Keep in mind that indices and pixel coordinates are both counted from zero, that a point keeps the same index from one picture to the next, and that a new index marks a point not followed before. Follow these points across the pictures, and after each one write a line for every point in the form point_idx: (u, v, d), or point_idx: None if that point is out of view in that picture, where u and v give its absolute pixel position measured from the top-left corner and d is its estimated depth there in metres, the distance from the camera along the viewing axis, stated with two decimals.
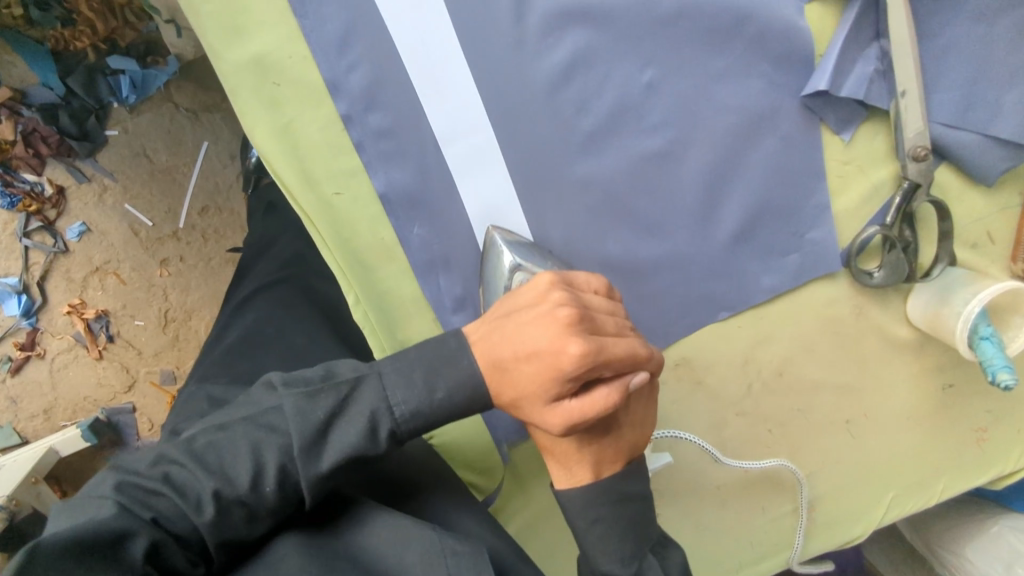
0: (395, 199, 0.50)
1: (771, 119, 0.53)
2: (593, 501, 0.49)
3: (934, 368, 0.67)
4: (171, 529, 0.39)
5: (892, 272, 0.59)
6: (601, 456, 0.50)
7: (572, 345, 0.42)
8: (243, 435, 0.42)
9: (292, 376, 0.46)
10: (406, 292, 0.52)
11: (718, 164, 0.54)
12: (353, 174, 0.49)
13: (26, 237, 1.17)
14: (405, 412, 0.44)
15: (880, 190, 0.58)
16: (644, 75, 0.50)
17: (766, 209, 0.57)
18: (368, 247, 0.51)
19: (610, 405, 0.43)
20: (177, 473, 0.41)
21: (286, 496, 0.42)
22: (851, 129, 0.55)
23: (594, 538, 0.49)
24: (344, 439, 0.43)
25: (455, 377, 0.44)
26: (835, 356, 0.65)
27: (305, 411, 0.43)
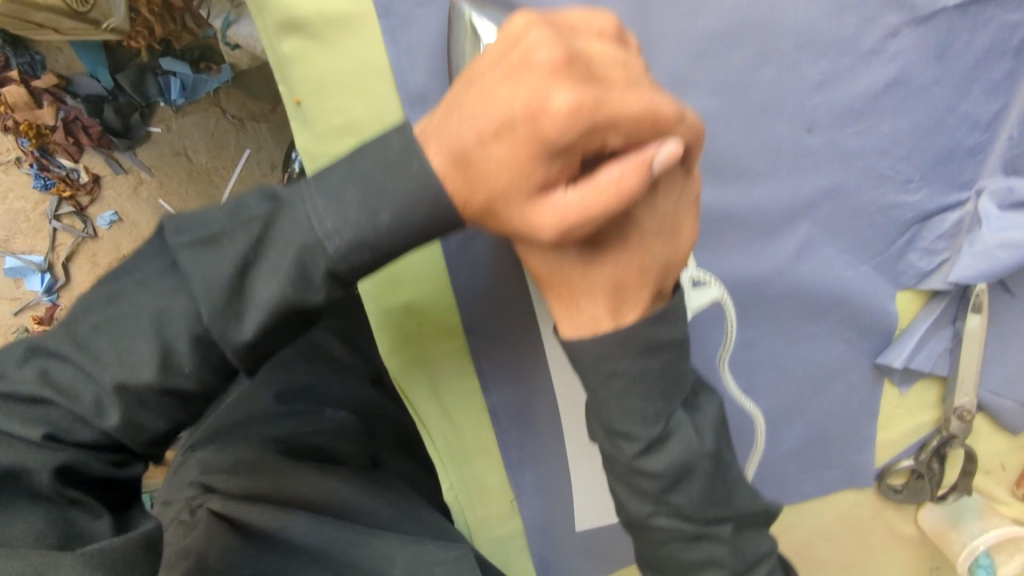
0: (503, 414, 0.56)
1: (842, 373, 0.59)
2: (611, 352, 0.44)
3: (929, 556, 0.75)
4: (78, 438, 0.41)
5: (914, 494, 0.67)
6: (622, 281, 0.45)
7: (557, 100, 0.36)
8: (137, 312, 0.40)
9: (182, 221, 0.40)
10: (495, 479, 0.59)
11: (790, 400, 0.60)
12: (469, 394, 0.55)
13: (57, 220, 1.18)
14: (341, 250, 0.39)
15: (921, 427, 0.64)
16: (746, 333, 0.55)
17: (820, 436, 0.63)
18: (471, 446, 0.57)
19: (625, 183, 0.38)
20: (64, 372, 0.40)
21: (210, 365, 0.41)
22: (910, 382, 0.60)
23: (610, 394, 0.45)
24: (269, 292, 0.39)
25: (403, 191, 0.38)
26: (846, 543, 0.72)
27: (210, 262, 0.39)
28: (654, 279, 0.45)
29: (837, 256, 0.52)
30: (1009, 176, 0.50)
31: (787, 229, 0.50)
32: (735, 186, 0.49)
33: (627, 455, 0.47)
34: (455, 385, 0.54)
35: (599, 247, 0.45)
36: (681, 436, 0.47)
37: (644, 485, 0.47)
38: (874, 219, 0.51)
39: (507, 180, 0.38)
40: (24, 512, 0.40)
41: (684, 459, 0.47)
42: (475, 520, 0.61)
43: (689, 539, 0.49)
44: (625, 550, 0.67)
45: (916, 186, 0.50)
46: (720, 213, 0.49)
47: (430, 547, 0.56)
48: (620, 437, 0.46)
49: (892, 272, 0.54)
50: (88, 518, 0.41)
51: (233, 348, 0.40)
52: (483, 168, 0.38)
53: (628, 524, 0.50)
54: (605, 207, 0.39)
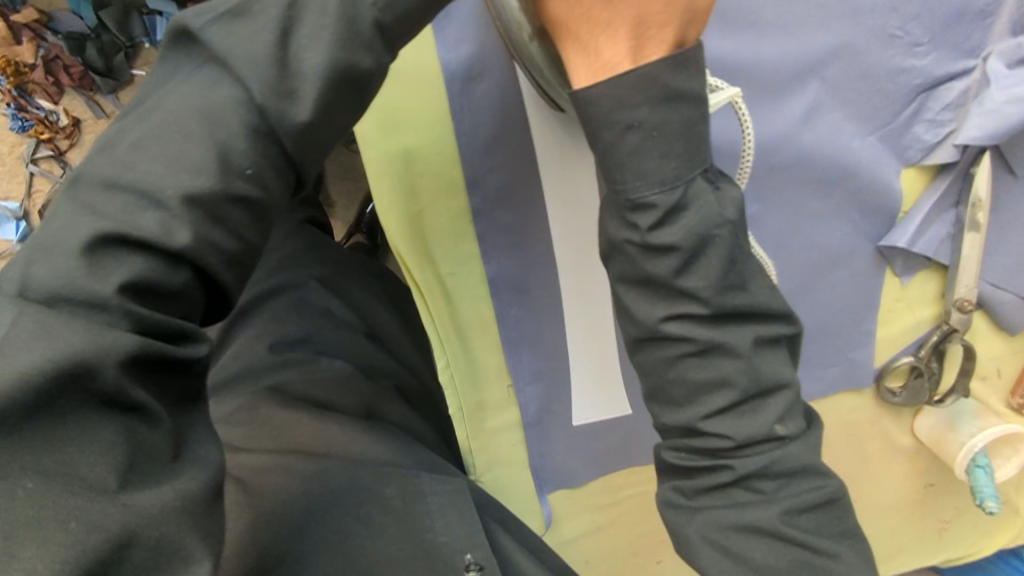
0: (502, 285, 0.55)
1: (846, 258, 0.58)
2: (631, 97, 0.39)
3: (922, 469, 0.75)
4: (146, 296, 0.36)
5: (913, 395, 0.66)
6: (646, 14, 0.39)
7: None
8: (186, 114, 0.37)
9: (207, 6, 0.39)
10: (490, 361, 0.59)
11: (792, 289, 0.59)
12: (468, 260, 0.53)
13: (34, 164, 1.14)
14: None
15: (921, 325, 0.64)
16: (752, 209, 0.54)
17: (822, 331, 0.63)
18: (470, 321, 0.56)
19: None
20: (124, 211, 0.36)
21: (272, 160, 0.38)
22: (912, 274, 0.60)
23: (626, 152, 0.40)
24: (313, 59, 0.37)
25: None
26: (842, 452, 0.72)
27: (251, 30, 0.37)
28: (681, 22, 0.40)
29: (845, 124, 0.52)
30: (1017, 37, 0.50)
31: (795, 91, 0.51)
32: (745, 41, 0.49)
33: (640, 229, 0.41)
34: (453, 250, 0.53)
35: None
36: (699, 202, 0.41)
37: (654, 266, 0.41)
38: (882, 84, 0.51)
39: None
40: (93, 424, 0.34)
41: (705, 225, 0.40)
42: (470, 408, 0.60)
43: (695, 356, 0.43)
44: (622, 450, 0.66)
45: (924, 49, 0.50)
46: (732, 67, 0.49)
47: (425, 479, 0.54)
48: (635, 208, 0.40)
49: (898, 146, 0.54)
50: (150, 428, 0.36)
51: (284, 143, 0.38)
52: None
53: (634, 338, 0.45)
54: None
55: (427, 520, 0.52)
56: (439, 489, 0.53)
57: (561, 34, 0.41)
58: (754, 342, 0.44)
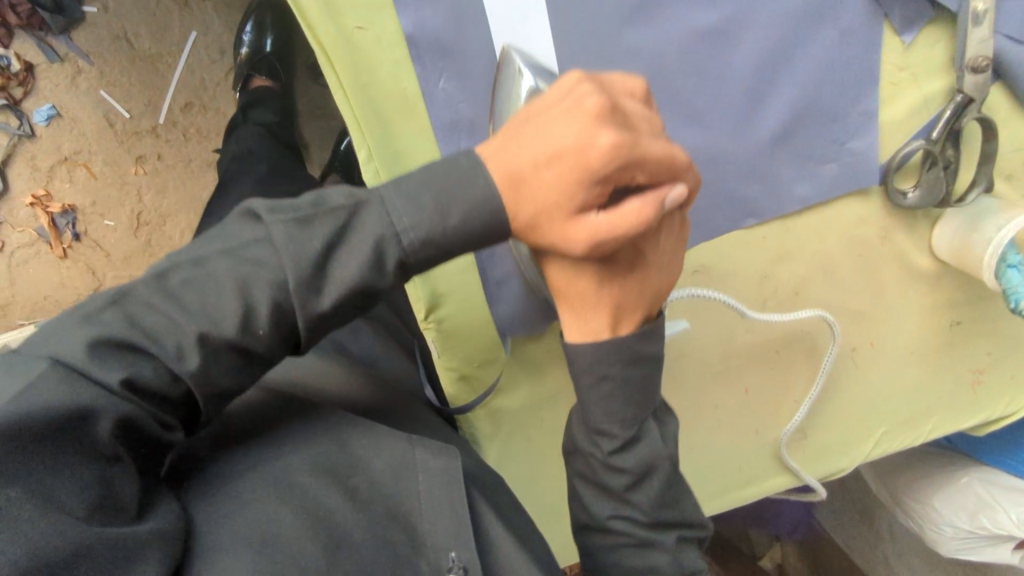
0: (422, 40, 0.49)
1: (833, 7, 0.52)
2: (608, 358, 0.50)
3: (946, 303, 0.66)
4: (145, 388, 0.40)
5: (929, 193, 0.57)
6: (623, 301, 0.50)
7: (602, 137, 0.43)
8: (228, 274, 0.41)
9: (277, 203, 0.43)
10: (422, 156, 0.51)
11: (773, 50, 0.52)
12: (380, 8, 0.48)
13: None
14: (413, 241, 0.43)
15: (931, 103, 0.55)
16: None
17: (813, 108, 0.54)
18: (388, 96, 0.50)
19: (641, 216, 0.44)
20: (153, 321, 0.41)
21: (281, 333, 0.43)
22: (914, 31, 0.52)
23: (598, 397, 0.51)
24: (349, 271, 0.42)
25: (469, 197, 0.43)
26: (851, 280, 0.63)
27: (298, 238, 0.42)
28: (648, 305, 0.51)
29: None
30: None
31: None
32: None
33: (604, 451, 0.51)
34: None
35: (610, 272, 0.50)
36: (649, 438, 0.52)
37: (612, 480, 0.52)
38: None
39: (555, 195, 0.44)
40: (68, 464, 0.37)
41: (651, 457, 0.52)
42: None
43: (634, 547, 0.53)
44: None
45: None
46: None
47: (417, 452, 0.50)
48: (599, 435, 0.51)
49: None
50: (122, 481, 0.39)
51: (305, 313, 0.42)
52: (525, 188, 0.44)
53: (584, 523, 0.55)
54: (630, 229, 0.44)
55: (414, 503, 0.49)
56: (432, 463, 0.50)
57: (560, 300, 0.52)
58: (676, 540, 0.54)
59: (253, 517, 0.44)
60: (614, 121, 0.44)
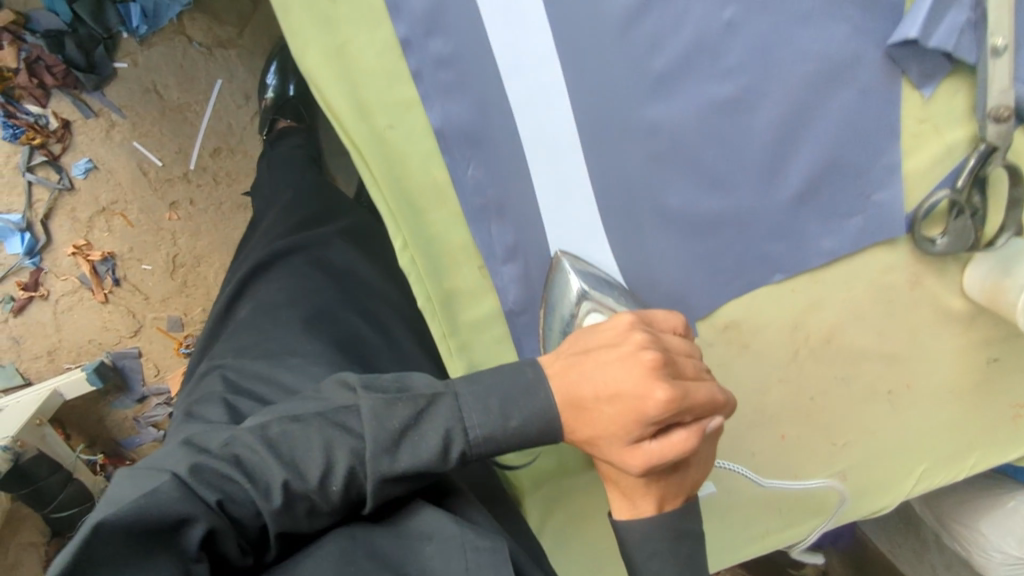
0: (450, 132, 0.52)
1: (850, 68, 0.51)
2: (654, 535, 0.55)
3: (981, 341, 0.65)
4: (232, 511, 0.48)
5: (958, 239, 0.56)
6: (666, 491, 0.55)
7: (659, 393, 0.46)
8: (316, 435, 0.50)
9: (370, 379, 0.53)
10: (453, 237, 0.54)
11: (794, 112, 0.52)
12: (409, 105, 0.52)
13: (31, 173, 1.32)
14: (477, 437, 0.50)
15: (954, 152, 0.55)
16: (724, 13, 0.50)
17: (835, 165, 0.54)
18: (420, 185, 0.53)
19: (688, 447, 0.48)
20: (252, 459, 0.49)
21: (348, 494, 0.51)
22: (932, 86, 0.52)
23: (649, 569, 0.55)
24: (417, 455, 0.50)
25: (532, 408, 0.50)
26: (882, 325, 0.63)
27: (383, 416, 0.50)
28: (688, 489, 0.56)
29: None
30: None
31: None
32: None
33: None
34: (386, 96, 0.52)
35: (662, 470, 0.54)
36: None
37: None
38: None
39: (611, 429, 0.48)
40: (160, 562, 0.44)
41: None
42: (441, 297, 0.55)
43: None
44: None
45: None
46: None
47: (468, 538, 0.51)
48: None
49: None
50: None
51: (377, 479, 0.50)
52: (587, 416, 0.49)
53: None
54: (680, 452, 0.49)
55: None
56: (481, 545, 0.50)
57: (610, 484, 0.56)
58: None
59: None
60: (669, 376, 0.48)
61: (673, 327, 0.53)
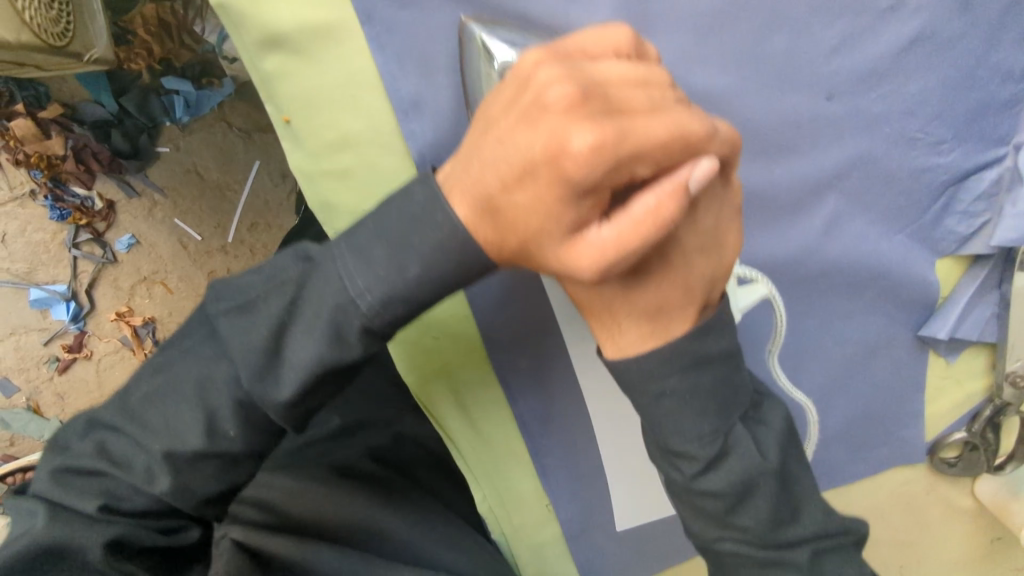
0: (525, 409, 0.59)
1: (885, 348, 0.56)
2: (655, 373, 0.46)
3: (986, 527, 0.72)
4: (128, 508, 0.49)
5: (970, 465, 0.64)
6: (665, 299, 0.46)
7: (576, 140, 0.38)
8: (188, 389, 0.49)
9: (218, 294, 0.50)
10: (528, 489, 0.62)
11: (832, 383, 0.57)
12: (495, 403, 0.58)
13: (75, 248, 1.31)
14: (374, 303, 0.44)
15: (972, 397, 0.61)
16: (777, 316, 0.53)
17: (867, 414, 0.60)
18: (507, 459, 0.60)
19: (661, 213, 0.40)
20: (120, 447, 0.49)
21: (250, 425, 0.50)
22: (957, 353, 0.57)
23: (662, 415, 0.47)
24: (304, 356, 0.46)
25: (432, 239, 0.42)
26: (899, 521, 0.69)
27: (246, 327, 0.48)
28: (699, 298, 0.47)
29: (869, 229, 0.51)
30: None
31: (813, 205, 0.50)
32: (755, 166, 0.49)
33: (686, 474, 0.48)
34: (481, 397, 0.58)
35: (639, 275, 0.46)
36: (739, 449, 0.48)
37: (704, 504, 0.48)
38: (906, 185, 0.50)
39: (536, 221, 0.41)
40: None
41: (747, 473, 0.48)
42: (513, 529, 0.63)
43: None
44: (662, 541, 0.68)
45: (948, 146, 0.49)
46: (736, 190, 0.49)
47: None
48: (678, 457, 0.48)
49: (931, 240, 0.52)
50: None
51: (275, 408, 0.48)
52: (509, 216, 0.41)
53: None
54: (639, 240, 0.40)
55: None
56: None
57: (588, 315, 0.49)
58: None
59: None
60: (593, 112, 0.39)
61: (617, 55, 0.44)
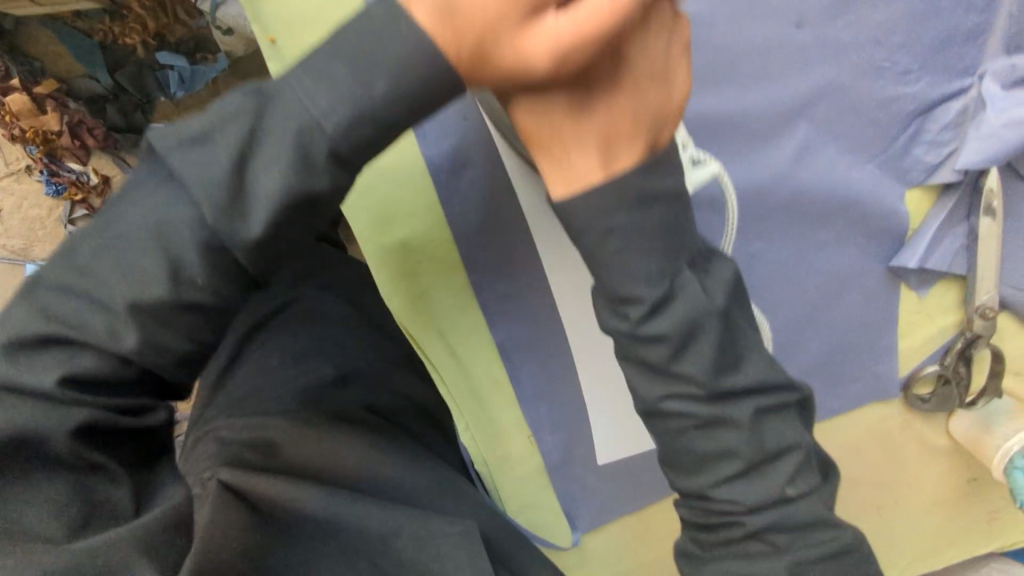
0: (508, 343, 0.61)
1: (858, 280, 0.58)
2: (607, 208, 0.45)
3: (962, 467, 0.74)
4: (79, 363, 0.40)
5: (942, 401, 0.66)
6: (614, 123, 0.46)
7: None
8: (146, 215, 0.40)
9: (175, 129, 0.40)
10: (507, 418, 0.63)
11: (806, 316, 0.59)
12: (476, 328, 0.60)
13: (68, 223, 1.33)
14: (343, 128, 0.38)
15: (944, 332, 0.63)
16: (752, 245, 0.55)
17: (842, 348, 0.62)
18: (486, 386, 0.62)
19: (610, 15, 0.41)
20: (59, 327, 0.40)
21: (217, 267, 0.40)
22: (928, 286, 0.60)
23: (611, 252, 0.46)
24: (268, 178, 0.39)
25: (398, 49, 0.38)
26: (875, 459, 0.72)
27: (209, 153, 0.39)
28: (648, 137, 0.47)
29: (840, 157, 0.53)
30: (1009, 56, 0.51)
31: (784, 132, 0.53)
32: (728, 93, 0.52)
33: (631, 321, 0.47)
34: (461, 322, 0.60)
35: (588, 93, 0.46)
36: (689, 297, 0.47)
37: (650, 355, 0.48)
38: (874, 114, 0.52)
39: (501, 8, 0.40)
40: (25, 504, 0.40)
41: (691, 316, 0.46)
42: (495, 460, 0.65)
43: None
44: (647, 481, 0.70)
45: (915, 76, 0.52)
46: (709, 118, 0.51)
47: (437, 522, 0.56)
48: (624, 303, 0.47)
49: (899, 170, 0.54)
50: (109, 485, 0.42)
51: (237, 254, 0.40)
52: None
53: None
54: (598, 26, 0.41)
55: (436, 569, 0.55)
56: (453, 531, 0.56)
57: (536, 149, 0.47)
58: None
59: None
60: None
61: None
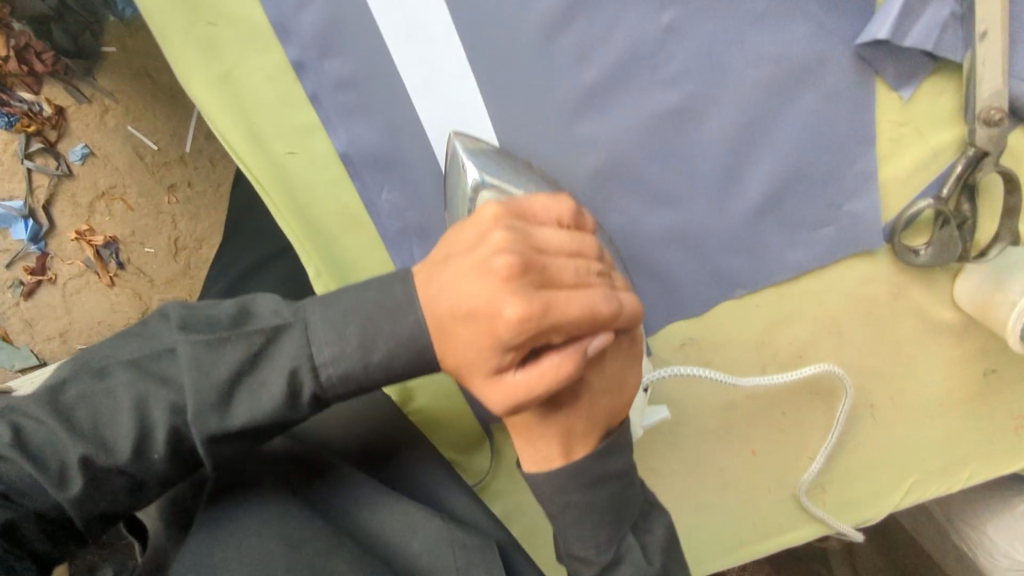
0: (357, 156, 0.49)
1: (814, 70, 0.48)
2: (565, 486, 0.44)
3: (972, 353, 0.59)
4: (32, 499, 0.40)
5: (942, 251, 0.50)
6: (572, 427, 0.45)
7: (509, 310, 0.36)
8: (120, 393, 0.40)
9: (190, 313, 0.42)
10: (370, 263, 0.52)
11: (747, 122, 0.49)
12: (310, 131, 0.49)
13: (29, 160, 1.00)
14: (330, 378, 0.40)
15: (941, 155, 0.49)
16: (662, 17, 0.47)
17: (801, 175, 0.50)
18: (330, 213, 0.51)
19: (561, 373, 0.38)
20: (37, 435, 0.40)
21: (177, 461, 0.42)
22: (912, 85, 0.48)
23: (566, 522, 0.45)
24: (257, 407, 0.41)
25: (398, 334, 0.39)
26: (865, 340, 0.57)
27: (206, 364, 0.40)
28: (602, 426, 0.46)
29: None
30: None
31: None
32: None
33: None
34: (286, 126, 0.49)
35: (553, 405, 0.44)
36: (632, 556, 0.45)
37: None
38: None
39: (474, 355, 0.39)
40: None
41: None
42: None
43: None
44: None
45: None
46: None
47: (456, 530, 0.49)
48: (576, 561, 0.46)
49: None
50: None
51: (205, 439, 0.40)
52: (445, 340, 0.39)
53: None
54: (545, 391, 0.39)
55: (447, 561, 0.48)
56: (469, 542, 0.49)
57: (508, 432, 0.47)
58: None
59: (239, 534, 0.44)
60: (529, 285, 0.38)
61: (557, 221, 0.42)
